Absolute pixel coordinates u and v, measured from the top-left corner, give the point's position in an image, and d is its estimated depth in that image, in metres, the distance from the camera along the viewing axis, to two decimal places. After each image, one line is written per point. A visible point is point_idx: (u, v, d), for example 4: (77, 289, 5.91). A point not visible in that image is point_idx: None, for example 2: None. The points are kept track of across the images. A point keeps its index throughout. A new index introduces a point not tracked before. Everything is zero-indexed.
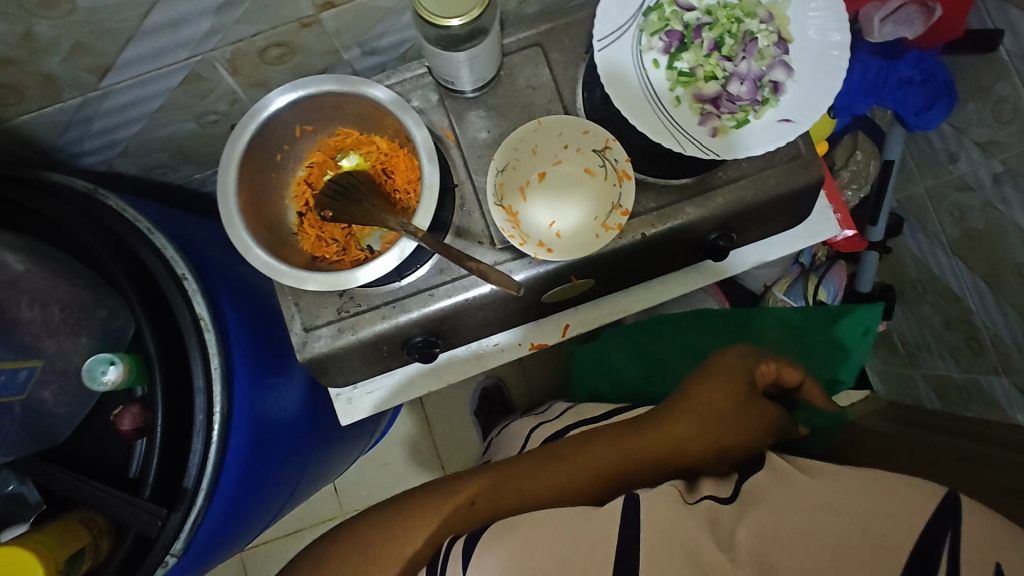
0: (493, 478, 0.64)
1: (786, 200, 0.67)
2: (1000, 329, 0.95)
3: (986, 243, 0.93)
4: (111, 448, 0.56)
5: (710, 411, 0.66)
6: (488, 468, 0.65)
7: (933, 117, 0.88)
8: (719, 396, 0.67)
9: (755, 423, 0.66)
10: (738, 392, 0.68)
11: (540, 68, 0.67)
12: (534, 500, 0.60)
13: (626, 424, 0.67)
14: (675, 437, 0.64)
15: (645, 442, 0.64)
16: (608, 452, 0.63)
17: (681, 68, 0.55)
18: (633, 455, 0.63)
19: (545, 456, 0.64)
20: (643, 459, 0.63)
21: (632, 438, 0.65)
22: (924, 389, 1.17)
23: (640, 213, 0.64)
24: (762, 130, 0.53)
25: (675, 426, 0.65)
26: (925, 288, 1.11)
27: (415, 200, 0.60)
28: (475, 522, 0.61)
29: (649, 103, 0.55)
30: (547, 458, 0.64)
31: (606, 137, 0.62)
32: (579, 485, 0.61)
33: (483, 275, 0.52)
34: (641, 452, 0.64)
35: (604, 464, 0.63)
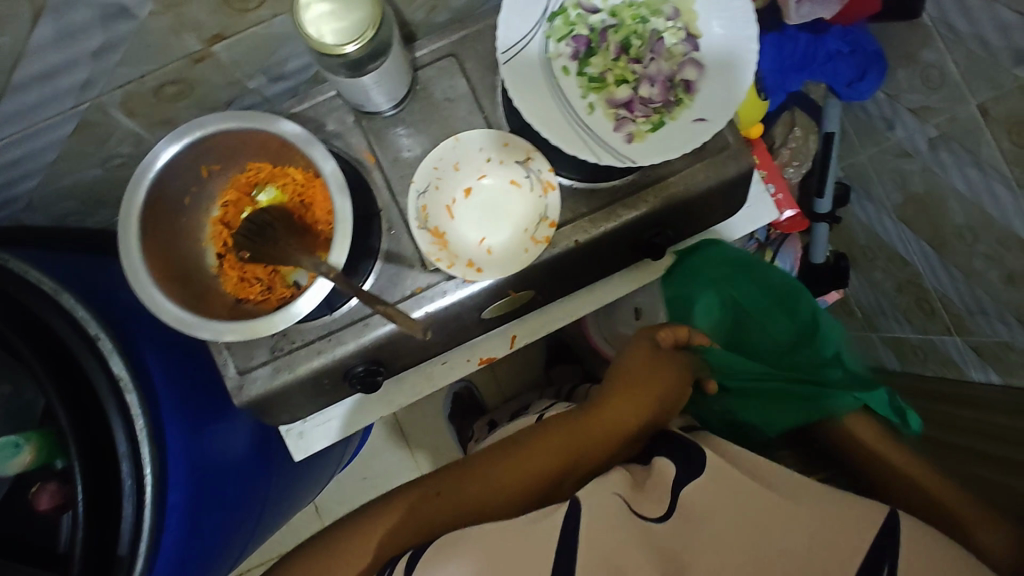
0: (426, 492, 0.64)
1: (719, 192, 0.66)
2: (948, 290, 0.97)
3: (928, 207, 0.93)
4: (32, 527, 0.52)
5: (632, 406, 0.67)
6: (424, 482, 0.65)
7: (865, 86, 0.88)
8: (648, 381, 0.68)
9: (679, 397, 0.69)
10: (662, 370, 0.69)
11: (456, 79, 0.65)
12: (478, 511, 0.61)
13: (561, 416, 0.68)
14: (607, 429, 0.66)
15: (569, 440, 0.65)
16: (535, 458, 0.64)
17: (591, 73, 0.54)
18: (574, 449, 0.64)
19: (480, 465, 0.64)
20: (586, 453, 0.64)
21: (565, 432, 0.65)
22: (884, 351, 1.19)
23: (572, 219, 0.63)
24: (679, 131, 0.52)
25: (604, 413, 0.67)
26: (876, 253, 1.12)
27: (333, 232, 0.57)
28: (402, 538, 0.61)
29: (562, 114, 0.53)
30: (484, 465, 0.64)
31: (526, 147, 0.60)
32: (510, 493, 0.62)
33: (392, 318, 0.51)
34: (583, 443, 0.65)
35: (545, 464, 0.63)
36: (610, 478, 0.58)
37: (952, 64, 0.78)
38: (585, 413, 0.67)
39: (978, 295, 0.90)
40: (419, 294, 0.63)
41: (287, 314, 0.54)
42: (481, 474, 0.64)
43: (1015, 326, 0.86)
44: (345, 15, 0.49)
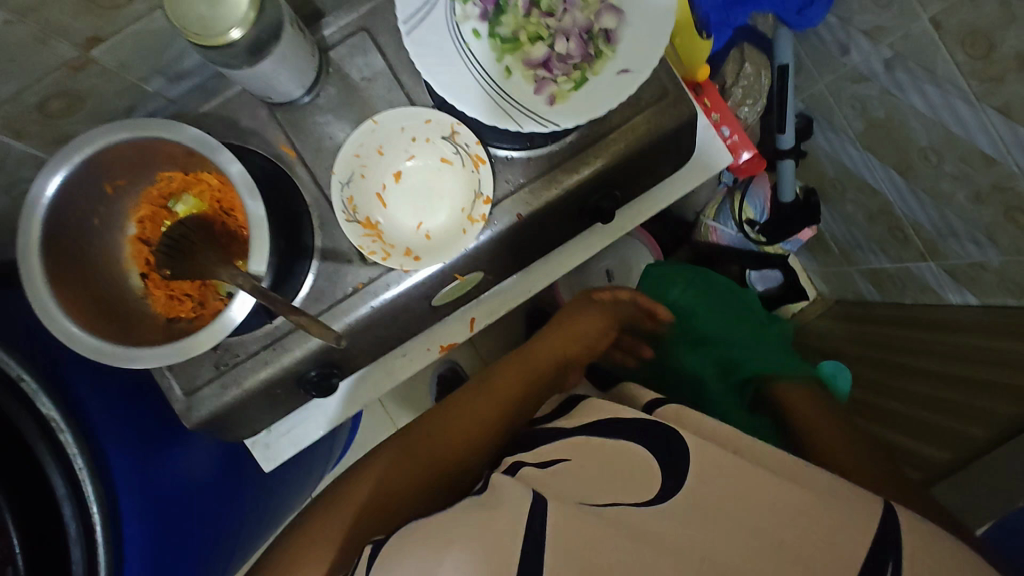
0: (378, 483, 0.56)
1: (663, 144, 0.63)
2: (919, 215, 0.94)
3: (891, 132, 0.90)
4: None
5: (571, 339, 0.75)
6: (373, 468, 0.58)
7: (815, 12, 0.83)
8: (581, 325, 0.77)
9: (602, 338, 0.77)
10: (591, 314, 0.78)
11: (370, 56, 0.60)
12: (437, 463, 0.59)
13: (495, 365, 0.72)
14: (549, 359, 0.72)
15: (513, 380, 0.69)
16: (483, 402, 0.66)
17: (503, 34, 0.50)
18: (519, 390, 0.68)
19: (435, 422, 0.63)
20: (527, 391, 0.68)
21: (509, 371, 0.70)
22: (862, 283, 1.18)
23: (511, 191, 0.59)
24: (603, 85, 0.49)
25: (538, 356, 0.73)
26: (845, 186, 1.09)
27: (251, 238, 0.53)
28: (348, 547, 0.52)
29: (477, 82, 0.50)
30: (434, 425, 0.63)
31: (450, 122, 0.57)
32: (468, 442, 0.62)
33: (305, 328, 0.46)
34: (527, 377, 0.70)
35: (494, 404, 0.65)
36: (574, 471, 0.51)
37: None
38: (521, 355, 0.73)
39: (948, 217, 0.88)
40: (362, 289, 0.60)
41: (216, 330, 0.51)
42: (431, 430, 0.62)
43: (987, 245, 0.84)
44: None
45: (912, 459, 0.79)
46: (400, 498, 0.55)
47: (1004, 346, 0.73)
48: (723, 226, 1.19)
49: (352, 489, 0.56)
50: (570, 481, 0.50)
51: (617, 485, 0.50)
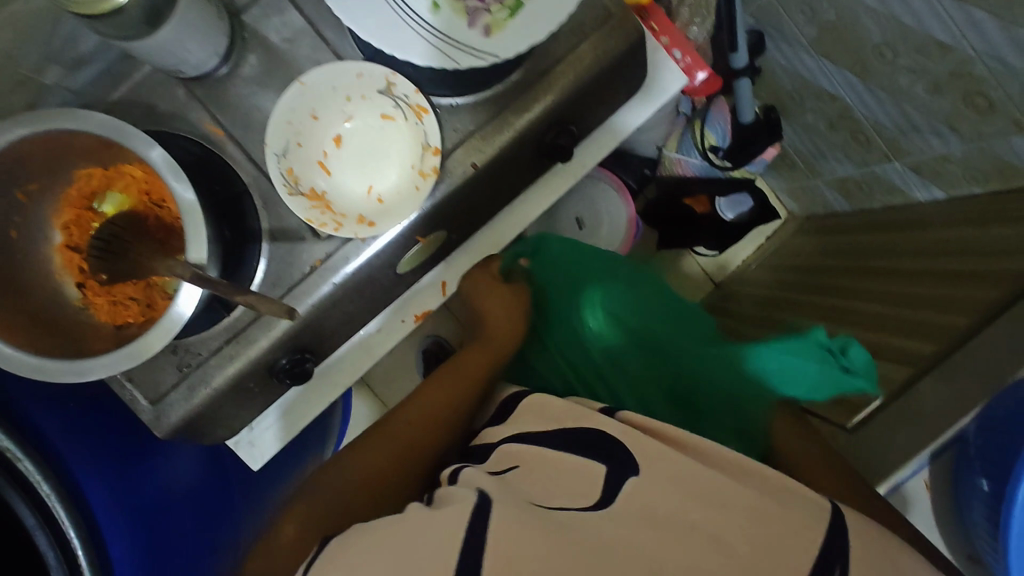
0: (339, 475, 0.59)
1: (614, 72, 0.60)
2: (879, 116, 0.93)
3: (844, 33, 0.88)
4: None
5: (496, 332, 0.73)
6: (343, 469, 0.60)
7: None
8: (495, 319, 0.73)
9: (518, 325, 0.74)
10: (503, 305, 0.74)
11: (287, 14, 0.55)
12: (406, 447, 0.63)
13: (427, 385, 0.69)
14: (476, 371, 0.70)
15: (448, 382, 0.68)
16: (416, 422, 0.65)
17: None
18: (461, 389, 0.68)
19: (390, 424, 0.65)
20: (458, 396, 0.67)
21: (443, 379, 0.69)
22: (831, 195, 1.17)
23: (463, 139, 0.56)
24: (538, 8, 0.49)
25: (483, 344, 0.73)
26: (804, 97, 1.07)
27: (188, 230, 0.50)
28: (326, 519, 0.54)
29: (403, 18, 0.49)
30: (393, 429, 0.64)
31: (383, 73, 0.53)
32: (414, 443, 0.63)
33: (255, 307, 0.46)
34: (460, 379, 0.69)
35: (438, 407, 0.66)
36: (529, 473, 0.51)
37: None
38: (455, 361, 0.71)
39: (909, 113, 0.87)
40: (320, 267, 0.57)
41: (165, 328, 0.47)
42: (388, 431, 0.64)
43: (949, 135, 0.83)
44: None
45: (887, 356, 0.75)
46: (387, 483, 0.59)
47: (995, 235, 0.73)
48: (687, 156, 1.17)
49: (333, 485, 0.58)
50: (525, 484, 0.50)
51: (564, 483, 0.49)
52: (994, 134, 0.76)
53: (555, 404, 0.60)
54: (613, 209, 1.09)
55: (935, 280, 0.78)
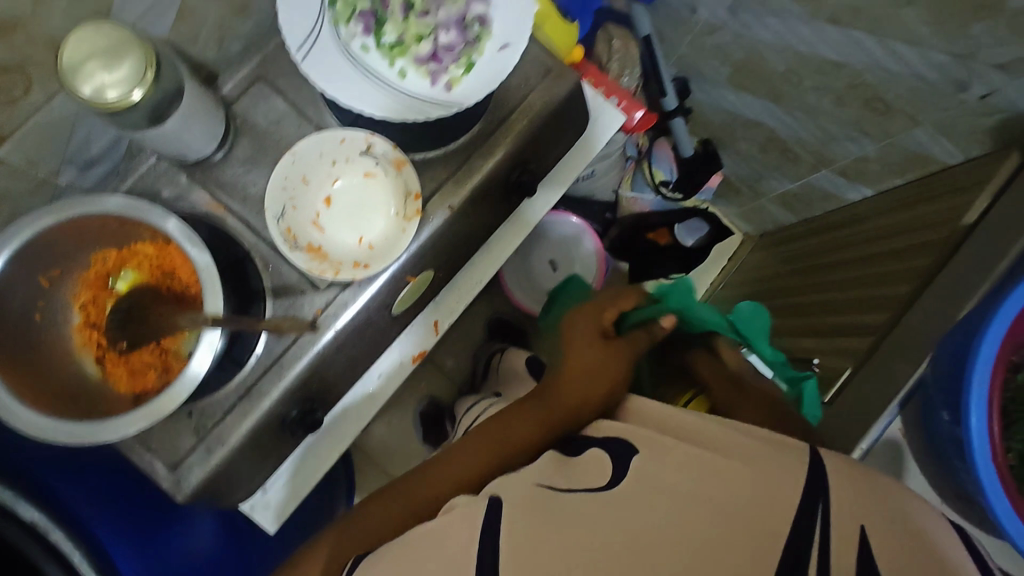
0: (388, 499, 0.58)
1: (561, 113, 0.69)
2: (800, 132, 1.05)
3: (753, 68, 1.01)
4: None
5: (580, 372, 0.65)
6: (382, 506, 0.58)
7: None
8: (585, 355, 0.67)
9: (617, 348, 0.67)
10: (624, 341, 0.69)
11: (273, 101, 0.63)
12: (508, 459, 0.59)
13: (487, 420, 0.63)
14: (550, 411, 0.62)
15: (521, 416, 0.62)
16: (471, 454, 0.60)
17: (389, 41, 0.57)
18: (556, 419, 0.62)
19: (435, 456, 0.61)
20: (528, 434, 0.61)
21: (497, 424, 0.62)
22: (776, 210, 1.28)
23: (438, 187, 0.63)
24: (489, 63, 0.56)
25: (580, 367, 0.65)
26: (733, 127, 1.19)
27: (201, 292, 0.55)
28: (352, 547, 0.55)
29: (374, 85, 0.56)
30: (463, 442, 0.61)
31: (362, 136, 0.60)
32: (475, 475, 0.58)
33: (280, 329, 0.55)
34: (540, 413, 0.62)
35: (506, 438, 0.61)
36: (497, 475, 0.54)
37: None
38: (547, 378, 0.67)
39: (824, 126, 0.99)
40: (321, 316, 0.61)
41: (186, 381, 0.51)
42: (474, 436, 0.61)
43: (861, 138, 0.95)
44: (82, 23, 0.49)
45: (849, 332, 0.83)
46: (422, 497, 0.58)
47: (919, 212, 0.84)
48: (641, 195, 1.28)
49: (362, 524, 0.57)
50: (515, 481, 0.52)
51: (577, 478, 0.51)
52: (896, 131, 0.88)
53: (561, 401, 0.63)
54: (583, 247, 1.17)
55: (881, 264, 0.86)
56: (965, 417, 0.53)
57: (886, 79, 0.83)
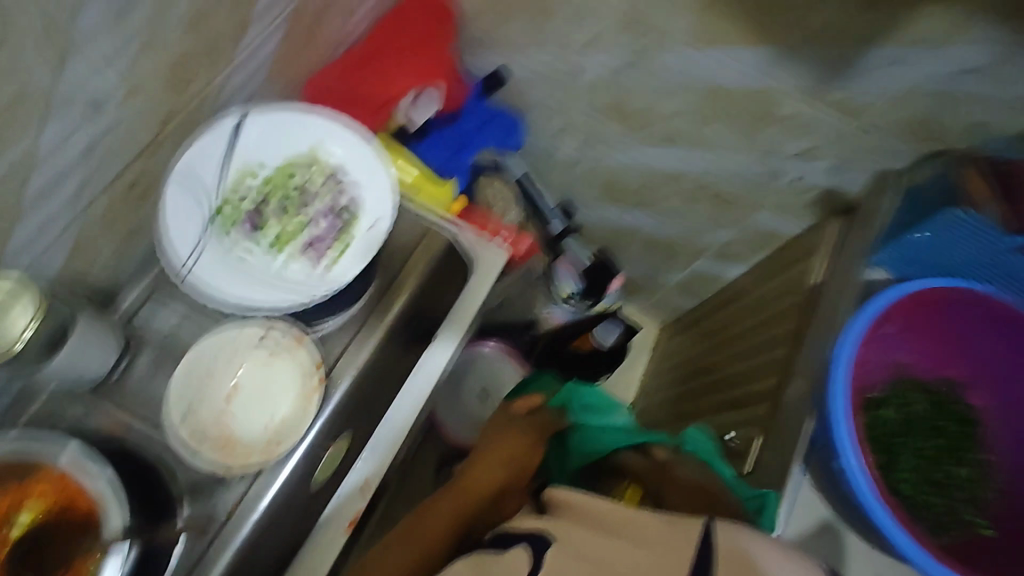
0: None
1: (444, 266, 0.77)
2: (670, 231, 1.19)
3: (613, 188, 1.17)
4: None
5: (502, 457, 0.67)
6: None
7: (515, 137, 1.09)
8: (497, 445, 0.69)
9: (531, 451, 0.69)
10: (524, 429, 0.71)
11: (170, 309, 0.68)
12: (418, 563, 0.57)
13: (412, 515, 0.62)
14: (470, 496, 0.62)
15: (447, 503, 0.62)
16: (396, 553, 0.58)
17: (270, 237, 0.63)
18: (467, 509, 0.61)
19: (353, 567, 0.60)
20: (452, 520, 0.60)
21: (423, 519, 0.61)
22: (676, 298, 1.40)
23: (340, 354, 0.69)
24: (360, 242, 0.62)
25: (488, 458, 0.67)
26: (616, 237, 1.33)
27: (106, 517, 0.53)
28: None
29: (261, 280, 0.62)
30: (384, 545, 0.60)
31: (259, 325, 0.65)
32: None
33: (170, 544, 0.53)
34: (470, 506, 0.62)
35: (429, 534, 0.59)
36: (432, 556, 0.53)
37: (549, 98, 1.02)
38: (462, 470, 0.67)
39: (685, 222, 1.14)
40: (238, 506, 0.62)
41: None
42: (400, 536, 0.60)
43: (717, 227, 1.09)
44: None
45: (750, 401, 0.89)
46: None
47: (780, 281, 0.97)
48: (556, 309, 1.30)
49: None
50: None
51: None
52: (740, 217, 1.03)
53: (477, 485, 0.64)
54: (508, 370, 1.22)
55: (763, 330, 0.96)
56: (840, 457, 0.62)
57: (720, 180, 0.99)
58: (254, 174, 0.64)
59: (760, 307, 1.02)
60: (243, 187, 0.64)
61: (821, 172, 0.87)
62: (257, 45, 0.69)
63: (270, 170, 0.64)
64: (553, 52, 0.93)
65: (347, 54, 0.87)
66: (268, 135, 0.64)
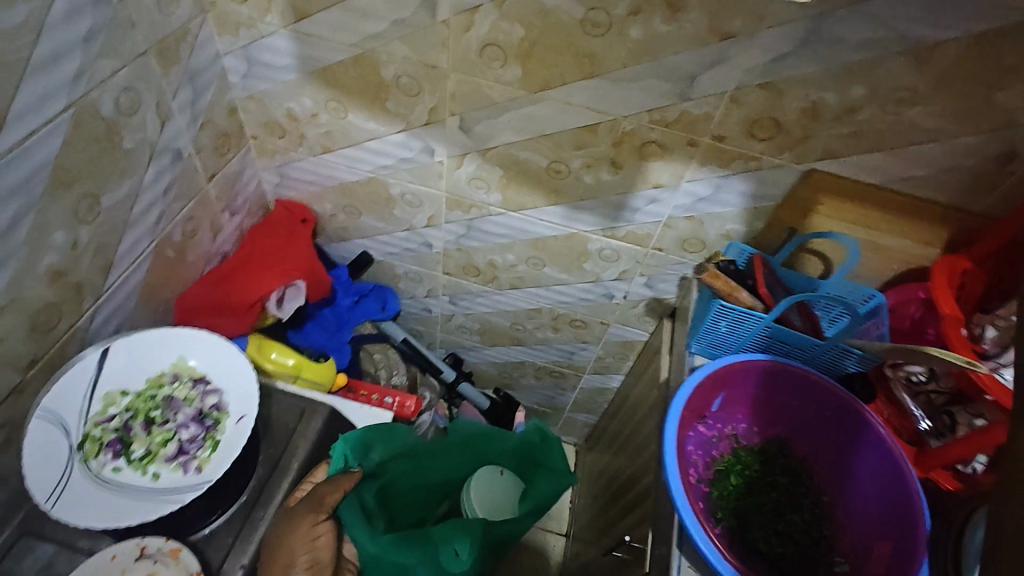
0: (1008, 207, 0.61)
1: (326, 437, 0.81)
2: (551, 356, 1.31)
3: (491, 330, 1.29)
4: None
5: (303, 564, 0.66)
6: None
7: (392, 304, 1.23)
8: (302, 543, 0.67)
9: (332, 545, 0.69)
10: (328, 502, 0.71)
11: (39, 546, 0.68)
12: None
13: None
14: None
15: None
16: None
17: (139, 455, 0.70)
18: None
19: None
20: None
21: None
22: (581, 416, 1.48)
23: (226, 553, 0.69)
24: (228, 436, 0.71)
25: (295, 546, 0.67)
26: (509, 372, 1.42)
27: None
28: None
29: (130, 499, 0.66)
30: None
31: (133, 543, 0.64)
32: None
33: None
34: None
35: None
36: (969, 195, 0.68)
37: (412, 266, 1.16)
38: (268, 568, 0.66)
39: (560, 347, 1.26)
40: None
41: None
42: None
43: (587, 345, 1.23)
44: None
45: (639, 500, 0.95)
46: None
47: (646, 380, 1.09)
48: None
49: None
50: None
51: None
52: (599, 332, 1.18)
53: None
54: None
55: (642, 428, 1.06)
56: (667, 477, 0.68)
57: (570, 307, 1.14)
58: (119, 398, 0.71)
59: (637, 406, 1.13)
60: (107, 413, 0.70)
61: (642, 286, 1.04)
62: (123, 280, 0.79)
63: (136, 393, 0.72)
64: (403, 233, 1.08)
65: (208, 273, 0.98)
66: (132, 360, 0.72)
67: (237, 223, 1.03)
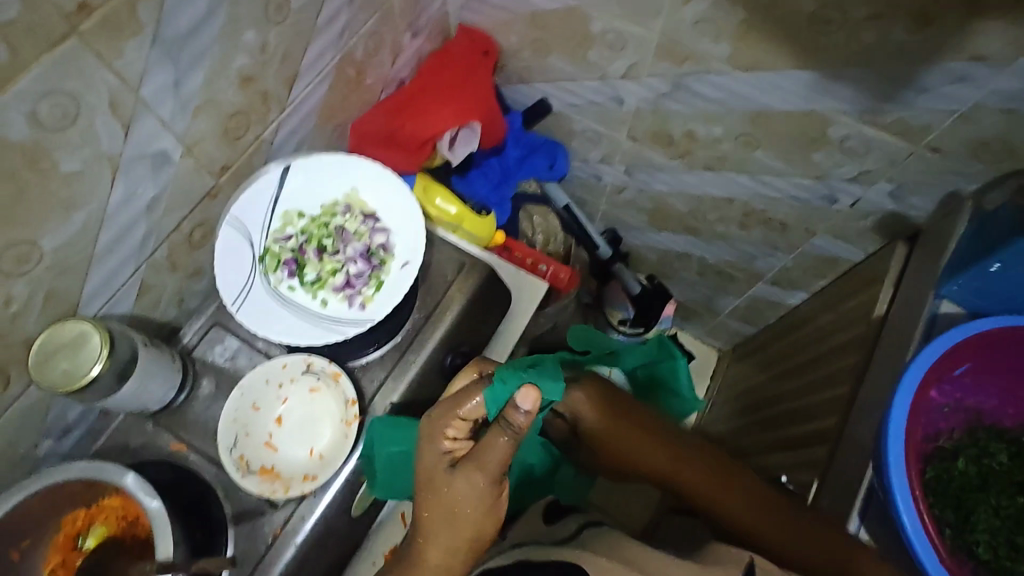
0: None
1: (484, 297, 0.76)
2: (726, 255, 1.14)
3: (663, 213, 1.13)
4: None
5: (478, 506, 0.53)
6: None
7: (561, 164, 1.12)
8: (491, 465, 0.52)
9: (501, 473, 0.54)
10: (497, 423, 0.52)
11: (225, 340, 0.73)
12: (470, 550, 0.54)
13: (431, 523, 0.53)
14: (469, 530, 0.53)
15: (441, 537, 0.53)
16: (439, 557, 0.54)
17: (310, 279, 0.71)
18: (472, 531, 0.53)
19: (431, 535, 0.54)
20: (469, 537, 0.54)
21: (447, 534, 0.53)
22: (737, 324, 1.33)
23: (379, 385, 0.70)
24: (393, 279, 0.69)
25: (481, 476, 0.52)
26: (669, 262, 1.28)
27: (146, 525, 0.59)
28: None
29: (302, 319, 0.69)
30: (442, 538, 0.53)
31: (301, 357, 0.68)
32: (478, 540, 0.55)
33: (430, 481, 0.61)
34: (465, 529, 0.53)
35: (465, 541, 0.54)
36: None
37: (593, 124, 1.01)
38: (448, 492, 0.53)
39: (741, 247, 1.08)
40: (281, 534, 0.64)
41: None
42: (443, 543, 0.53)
43: (776, 252, 1.04)
44: (50, 322, 0.58)
45: (810, 442, 0.83)
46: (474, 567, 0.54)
47: (848, 308, 0.90)
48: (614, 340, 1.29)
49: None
50: None
51: None
52: (799, 239, 0.97)
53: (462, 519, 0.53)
54: None
55: (828, 362, 0.89)
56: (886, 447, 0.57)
57: (772, 204, 0.94)
58: (297, 220, 0.72)
59: (822, 335, 0.96)
60: (286, 232, 0.71)
61: (884, 195, 0.80)
62: (306, 93, 0.75)
63: (312, 217, 0.72)
64: (593, 82, 0.92)
65: (385, 100, 0.92)
66: (310, 184, 0.71)
67: (417, 46, 0.93)
